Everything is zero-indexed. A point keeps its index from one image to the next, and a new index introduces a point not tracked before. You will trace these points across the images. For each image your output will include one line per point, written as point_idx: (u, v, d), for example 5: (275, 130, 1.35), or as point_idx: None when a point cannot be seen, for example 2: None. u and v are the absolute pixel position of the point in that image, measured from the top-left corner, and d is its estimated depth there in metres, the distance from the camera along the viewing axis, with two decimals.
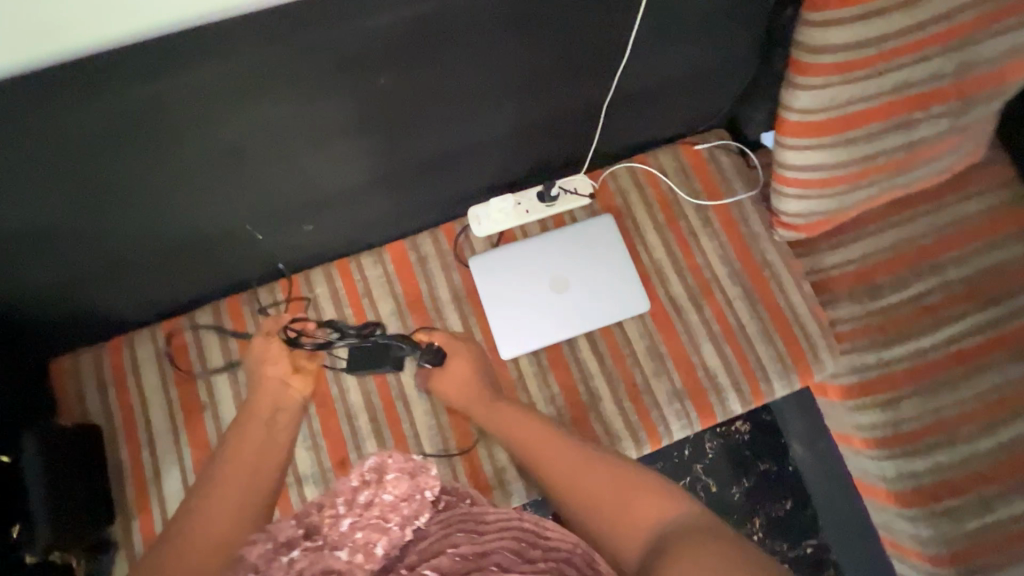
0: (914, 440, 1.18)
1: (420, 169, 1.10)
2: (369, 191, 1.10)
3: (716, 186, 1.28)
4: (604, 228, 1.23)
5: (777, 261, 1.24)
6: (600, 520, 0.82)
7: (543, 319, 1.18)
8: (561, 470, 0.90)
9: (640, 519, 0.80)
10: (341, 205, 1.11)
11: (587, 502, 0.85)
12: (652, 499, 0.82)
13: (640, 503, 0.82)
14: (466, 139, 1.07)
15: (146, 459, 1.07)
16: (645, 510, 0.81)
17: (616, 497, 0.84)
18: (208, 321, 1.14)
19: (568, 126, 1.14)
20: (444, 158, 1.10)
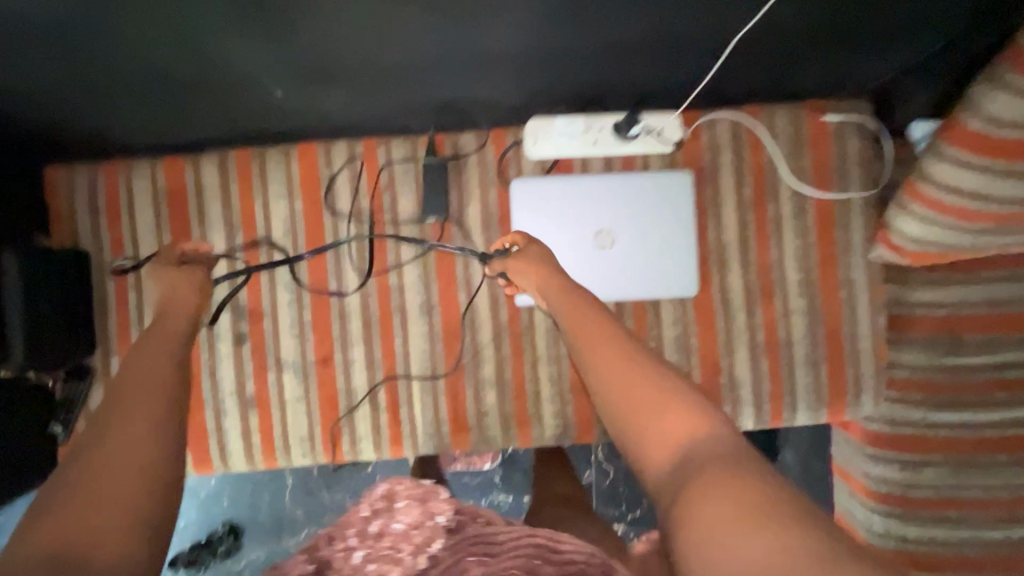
0: (920, 507, 1.10)
1: (487, 64, 0.90)
2: (421, 75, 0.91)
3: (828, 174, 1.04)
4: (677, 188, 1.03)
5: (860, 282, 1.05)
6: (628, 424, 0.65)
7: (575, 272, 1.03)
8: (601, 362, 0.72)
9: (669, 436, 0.61)
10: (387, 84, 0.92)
11: (617, 403, 0.68)
12: (688, 416, 0.62)
13: (671, 418, 0.62)
14: (551, 40, 0.86)
15: (131, 299, 1.03)
16: (677, 429, 0.61)
17: (647, 405, 0.65)
18: (213, 171, 1.03)
19: (682, 55, 0.90)
20: (519, 58, 0.89)
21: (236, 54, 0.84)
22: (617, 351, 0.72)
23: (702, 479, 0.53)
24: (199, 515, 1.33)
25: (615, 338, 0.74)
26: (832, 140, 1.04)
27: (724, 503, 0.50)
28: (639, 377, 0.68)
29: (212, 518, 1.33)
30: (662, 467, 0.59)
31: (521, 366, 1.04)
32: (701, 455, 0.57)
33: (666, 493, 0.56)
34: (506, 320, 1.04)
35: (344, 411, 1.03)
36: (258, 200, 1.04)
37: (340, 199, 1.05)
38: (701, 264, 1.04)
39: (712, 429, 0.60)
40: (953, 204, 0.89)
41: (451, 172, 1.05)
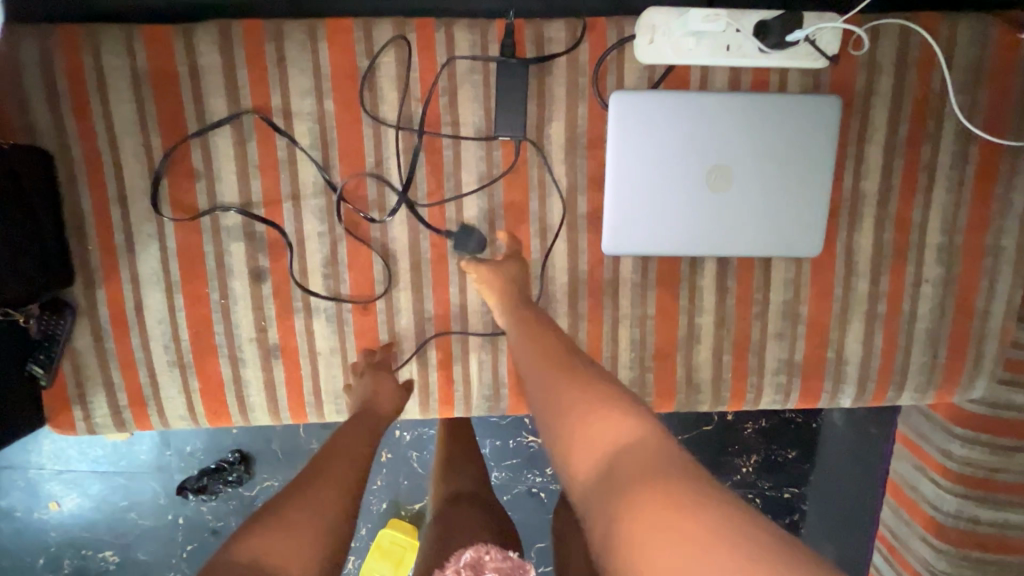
0: (998, 491, 1.03)
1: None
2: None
3: (1006, 113, 0.83)
4: (820, 119, 0.81)
5: (1010, 251, 0.88)
6: (560, 435, 0.55)
7: (677, 220, 0.83)
8: (540, 377, 0.63)
9: (596, 444, 0.50)
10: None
11: (549, 418, 0.58)
12: (616, 417, 0.52)
13: (598, 423, 0.52)
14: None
15: (115, 218, 0.81)
16: (603, 433, 0.51)
17: (575, 413, 0.55)
18: (214, 51, 0.77)
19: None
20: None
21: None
22: (556, 360, 0.64)
23: (638, 495, 0.44)
24: (207, 441, 1.17)
25: (558, 352, 0.66)
26: (1020, 69, 0.81)
27: (668, 526, 0.40)
28: (572, 386, 0.58)
29: (222, 445, 1.18)
30: (590, 483, 0.49)
31: (599, 328, 0.88)
32: (633, 464, 0.46)
33: (596, 518, 0.46)
34: (586, 273, 0.87)
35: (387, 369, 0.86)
36: (276, 97, 0.79)
37: (385, 102, 0.80)
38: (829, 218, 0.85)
39: (642, 431, 0.50)
40: None
41: (532, 77, 0.80)
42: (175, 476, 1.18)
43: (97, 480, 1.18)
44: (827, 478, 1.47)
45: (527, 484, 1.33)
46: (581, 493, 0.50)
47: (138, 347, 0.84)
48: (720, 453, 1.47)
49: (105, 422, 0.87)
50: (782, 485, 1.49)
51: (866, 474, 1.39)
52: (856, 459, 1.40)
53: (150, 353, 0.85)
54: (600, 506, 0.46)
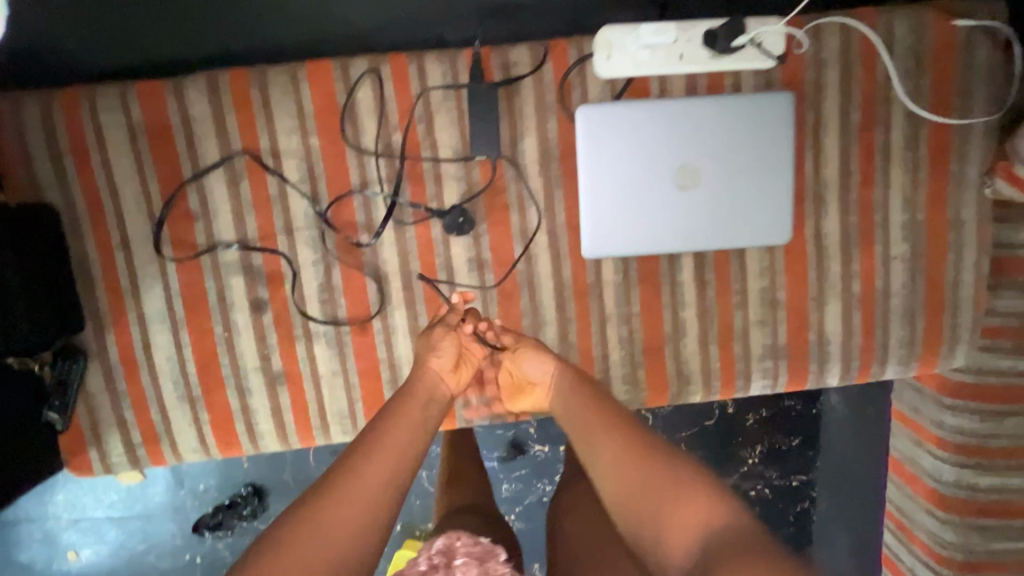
0: (994, 457, 1.05)
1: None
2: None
3: (950, 93, 0.88)
4: (776, 115, 0.86)
5: (971, 223, 0.92)
6: (639, 513, 0.62)
7: (653, 222, 0.88)
8: (603, 452, 0.68)
9: (682, 527, 0.59)
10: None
11: (623, 495, 0.64)
12: (694, 499, 0.60)
13: (677, 505, 0.60)
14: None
15: (119, 264, 0.85)
16: (686, 517, 0.59)
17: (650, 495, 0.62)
18: (203, 101, 0.82)
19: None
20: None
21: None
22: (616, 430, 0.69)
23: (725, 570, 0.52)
24: (220, 477, 1.20)
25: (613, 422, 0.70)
26: (958, 51, 0.87)
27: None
28: (643, 462, 0.65)
29: (235, 479, 1.20)
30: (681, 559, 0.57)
31: (588, 331, 0.92)
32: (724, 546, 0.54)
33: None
34: (570, 278, 0.91)
35: (388, 386, 0.90)
36: (264, 138, 0.84)
37: (365, 133, 0.85)
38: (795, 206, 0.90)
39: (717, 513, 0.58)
40: None
41: (502, 99, 0.85)
42: (191, 513, 1.21)
43: (115, 525, 1.21)
44: (832, 462, 1.51)
45: (539, 493, 1.35)
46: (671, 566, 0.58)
47: (148, 386, 0.88)
48: (724, 445, 1.52)
49: (121, 461, 0.90)
50: (790, 472, 1.54)
51: (867, 453, 1.45)
52: (858, 440, 1.45)
53: (160, 390, 0.88)
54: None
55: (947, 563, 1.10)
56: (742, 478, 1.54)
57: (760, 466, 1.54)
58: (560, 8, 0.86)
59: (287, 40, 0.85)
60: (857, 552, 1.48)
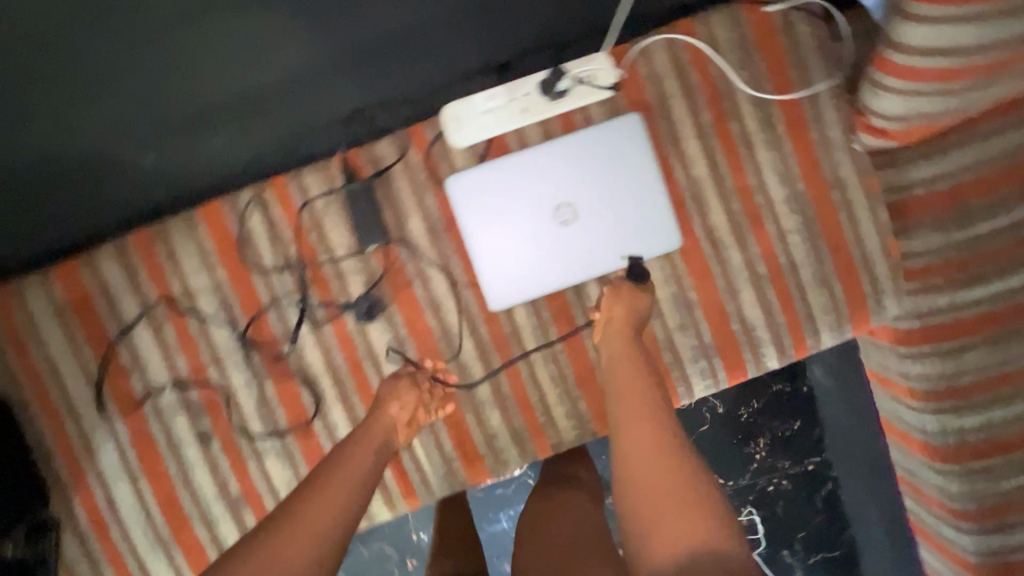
0: (969, 394, 1.02)
1: (372, 42, 0.86)
2: (324, 79, 0.87)
3: (786, 71, 0.93)
4: (630, 136, 0.91)
5: (851, 179, 0.95)
6: (640, 510, 0.62)
7: (545, 260, 0.92)
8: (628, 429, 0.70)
9: (672, 534, 0.58)
10: (294, 99, 0.88)
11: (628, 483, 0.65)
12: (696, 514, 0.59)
13: (675, 513, 0.59)
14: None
15: (72, 432, 0.91)
16: (682, 527, 0.58)
17: (654, 492, 0.62)
18: (115, 265, 0.90)
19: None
20: (408, 30, 0.86)
21: (130, 88, 0.83)
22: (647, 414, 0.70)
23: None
24: None
25: (648, 405, 0.72)
26: (781, 33, 0.93)
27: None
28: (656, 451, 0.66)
29: None
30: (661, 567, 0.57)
31: (518, 377, 0.94)
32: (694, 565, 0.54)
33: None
34: (488, 333, 0.94)
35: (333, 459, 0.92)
36: (176, 282, 0.91)
37: (265, 253, 0.92)
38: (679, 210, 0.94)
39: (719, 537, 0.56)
40: (930, 67, 0.79)
41: (378, 190, 0.92)
42: None
43: None
44: (839, 438, 1.49)
45: None
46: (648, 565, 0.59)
47: (121, 540, 0.91)
48: (727, 448, 1.51)
49: None
50: (801, 457, 1.50)
51: (864, 421, 1.45)
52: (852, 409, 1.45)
53: (132, 541, 0.92)
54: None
55: (963, 516, 1.05)
56: (755, 476, 1.51)
57: (770, 459, 1.51)
58: (407, 96, 0.91)
59: (169, 193, 0.91)
60: (889, 519, 1.46)
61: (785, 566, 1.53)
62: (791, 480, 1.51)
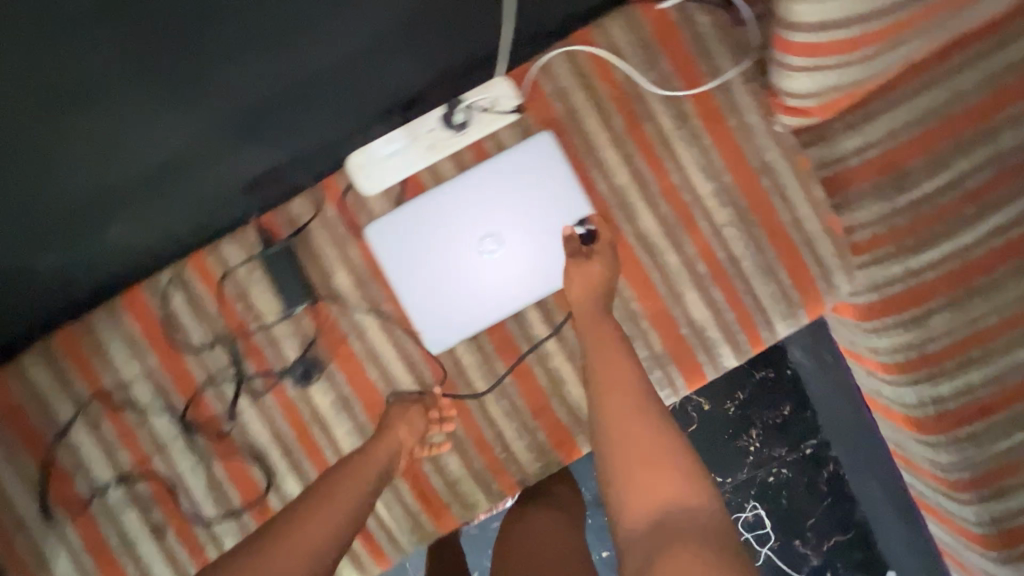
0: (940, 360, 0.98)
1: (263, 108, 0.80)
2: (219, 153, 0.83)
3: (692, 64, 0.91)
4: (546, 156, 0.89)
5: (778, 162, 0.92)
6: (623, 475, 0.66)
7: (478, 295, 0.90)
8: (613, 406, 0.72)
9: (652, 496, 0.62)
10: (194, 176, 0.84)
11: (612, 450, 0.68)
12: (675, 476, 0.63)
13: (656, 477, 0.63)
14: (323, 46, 0.76)
15: (21, 546, 0.88)
16: (662, 489, 0.62)
17: (637, 458, 0.66)
18: (43, 367, 0.88)
19: (463, 7, 0.80)
20: (299, 91, 0.80)
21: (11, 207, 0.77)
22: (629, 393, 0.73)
23: (679, 547, 0.54)
24: None
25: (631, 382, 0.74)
26: (681, 27, 0.91)
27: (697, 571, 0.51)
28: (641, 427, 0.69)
29: None
30: (638, 524, 0.60)
31: (471, 417, 0.91)
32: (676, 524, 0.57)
33: (639, 553, 0.57)
34: (433, 377, 0.91)
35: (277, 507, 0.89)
36: (107, 375, 0.89)
37: (194, 332, 0.90)
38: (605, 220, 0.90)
39: (696, 497, 0.60)
40: (827, 43, 0.77)
41: (299, 250, 0.90)
42: None
43: None
44: (831, 418, 1.43)
45: None
46: (625, 525, 0.62)
47: None
48: (720, 445, 1.46)
49: None
50: (797, 443, 1.47)
51: (850, 407, 1.37)
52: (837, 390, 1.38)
53: None
54: (645, 544, 0.58)
55: (959, 486, 1.00)
56: (753, 469, 1.47)
57: (765, 449, 1.46)
58: (306, 148, 0.89)
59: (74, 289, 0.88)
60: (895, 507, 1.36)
61: (800, 559, 1.47)
62: (790, 467, 1.47)
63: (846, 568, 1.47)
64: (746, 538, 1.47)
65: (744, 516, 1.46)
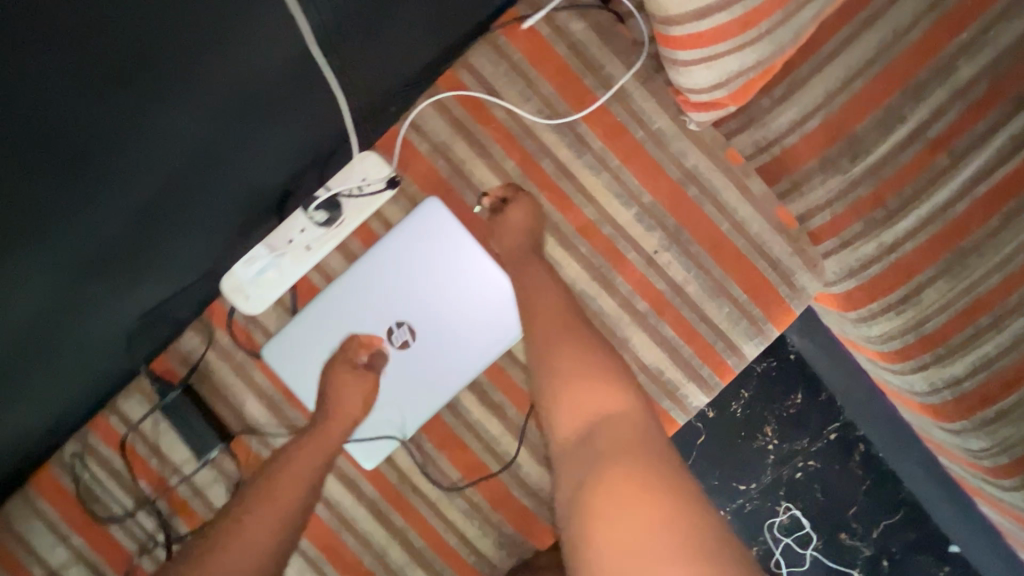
0: (946, 337, 0.81)
1: (126, 236, 0.63)
2: (94, 300, 0.67)
3: (579, 80, 0.79)
4: (439, 223, 0.79)
5: (702, 164, 0.80)
6: (558, 400, 0.68)
7: (401, 392, 0.80)
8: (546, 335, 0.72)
9: (584, 415, 0.65)
10: (72, 337, 0.68)
11: (545, 378, 0.70)
12: (602, 388, 0.66)
13: (585, 391, 0.66)
14: (167, 146, 0.58)
15: None
16: (592, 403, 0.65)
17: (568, 379, 0.68)
18: None
19: (302, 133, 0.73)
20: (162, 203, 0.64)
21: None
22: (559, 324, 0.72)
23: (611, 460, 0.59)
24: None
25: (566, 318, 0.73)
26: (556, 42, 0.79)
27: (629, 480, 0.57)
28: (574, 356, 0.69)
29: None
30: (570, 437, 0.65)
31: (428, 526, 0.82)
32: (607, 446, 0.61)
33: (572, 463, 0.62)
34: (377, 492, 0.82)
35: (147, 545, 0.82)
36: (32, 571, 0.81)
37: (115, 500, 0.82)
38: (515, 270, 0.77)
39: (621, 406, 0.65)
40: (710, 29, 0.65)
41: (203, 388, 0.82)
42: None
43: None
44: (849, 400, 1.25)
45: None
46: (559, 438, 0.66)
47: None
48: (736, 451, 1.33)
49: None
50: (819, 430, 1.33)
51: (862, 392, 1.18)
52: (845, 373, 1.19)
53: None
54: (576, 454, 0.63)
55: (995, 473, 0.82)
56: (778, 467, 1.33)
57: (785, 444, 1.33)
58: (188, 276, 0.77)
59: None
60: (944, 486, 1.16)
61: (850, 553, 1.33)
62: (817, 457, 1.34)
63: (901, 553, 1.33)
64: (786, 544, 1.33)
65: (778, 521, 1.33)
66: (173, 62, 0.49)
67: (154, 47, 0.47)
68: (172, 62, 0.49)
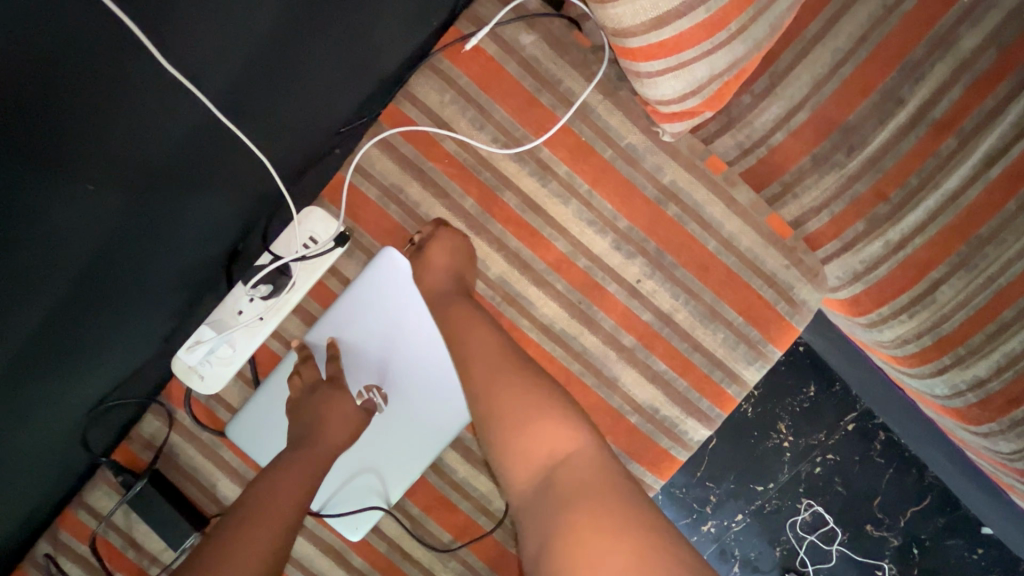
0: (967, 335, 0.67)
1: (44, 339, 0.57)
2: (26, 414, 0.59)
3: (535, 102, 0.72)
4: (396, 277, 0.73)
5: (679, 179, 0.73)
6: (503, 435, 0.55)
7: (378, 457, 0.75)
8: (480, 356, 0.61)
9: (539, 446, 0.53)
10: (27, 460, 0.64)
11: (490, 421, 0.57)
12: (557, 418, 0.55)
13: (540, 423, 0.54)
14: (75, 225, 0.53)
15: None
16: (545, 436, 0.54)
17: (517, 411, 0.56)
18: None
19: (216, 186, 0.65)
20: (86, 294, 0.59)
21: None
22: (497, 346, 0.62)
23: (577, 506, 0.47)
24: None
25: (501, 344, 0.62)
26: (505, 60, 0.72)
27: (606, 536, 0.45)
28: (523, 386, 0.58)
29: None
30: (525, 478, 0.53)
31: None
32: (572, 478, 0.50)
33: (531, 518, 0.50)
34: (367, 564, 0.77)
35: None
36: None
37: None
38: (460, 330, 0.64)
39: (582, 444, 0.53)
40: (664, 39, 0.57)
41: (173, 471, 0.78)
42: None
43: None
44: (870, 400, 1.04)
45: None
46: (515, 492, 0.53)
47: None
48: (748, 452, 1.13)
49: None
50: (835, 423, 1.13)
51: (882, 391, 0.97)
52: (865, 375, 0.98)
53: None
54: (538, 509, 0.50)
55: None
56: (796, 466, 1.13)
57: (800, 441, 1.13)
58: (140, 360, 0.72)
59: None
60: (981, 485, 0.93)
61: (877, 545, 1.13)
62: (837, 450, 1.13)
63: (932, 539, 1.12)
64: (810, 541, 1.13)
65: (801, 518, 1.13)
66: (74, 117, 0.47)
67: (49, 106, 0.45)
68: (61, 121, 0.46)
